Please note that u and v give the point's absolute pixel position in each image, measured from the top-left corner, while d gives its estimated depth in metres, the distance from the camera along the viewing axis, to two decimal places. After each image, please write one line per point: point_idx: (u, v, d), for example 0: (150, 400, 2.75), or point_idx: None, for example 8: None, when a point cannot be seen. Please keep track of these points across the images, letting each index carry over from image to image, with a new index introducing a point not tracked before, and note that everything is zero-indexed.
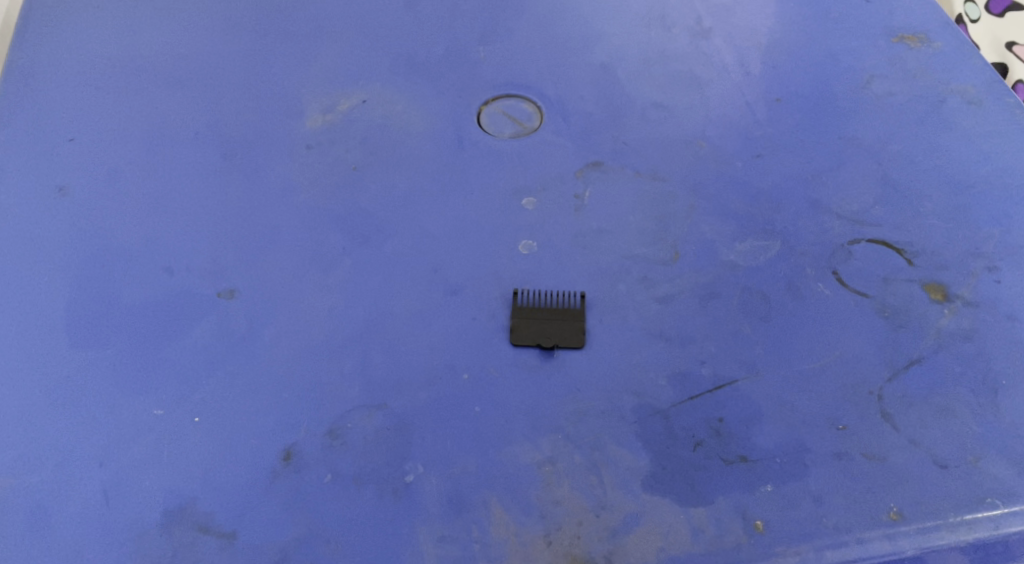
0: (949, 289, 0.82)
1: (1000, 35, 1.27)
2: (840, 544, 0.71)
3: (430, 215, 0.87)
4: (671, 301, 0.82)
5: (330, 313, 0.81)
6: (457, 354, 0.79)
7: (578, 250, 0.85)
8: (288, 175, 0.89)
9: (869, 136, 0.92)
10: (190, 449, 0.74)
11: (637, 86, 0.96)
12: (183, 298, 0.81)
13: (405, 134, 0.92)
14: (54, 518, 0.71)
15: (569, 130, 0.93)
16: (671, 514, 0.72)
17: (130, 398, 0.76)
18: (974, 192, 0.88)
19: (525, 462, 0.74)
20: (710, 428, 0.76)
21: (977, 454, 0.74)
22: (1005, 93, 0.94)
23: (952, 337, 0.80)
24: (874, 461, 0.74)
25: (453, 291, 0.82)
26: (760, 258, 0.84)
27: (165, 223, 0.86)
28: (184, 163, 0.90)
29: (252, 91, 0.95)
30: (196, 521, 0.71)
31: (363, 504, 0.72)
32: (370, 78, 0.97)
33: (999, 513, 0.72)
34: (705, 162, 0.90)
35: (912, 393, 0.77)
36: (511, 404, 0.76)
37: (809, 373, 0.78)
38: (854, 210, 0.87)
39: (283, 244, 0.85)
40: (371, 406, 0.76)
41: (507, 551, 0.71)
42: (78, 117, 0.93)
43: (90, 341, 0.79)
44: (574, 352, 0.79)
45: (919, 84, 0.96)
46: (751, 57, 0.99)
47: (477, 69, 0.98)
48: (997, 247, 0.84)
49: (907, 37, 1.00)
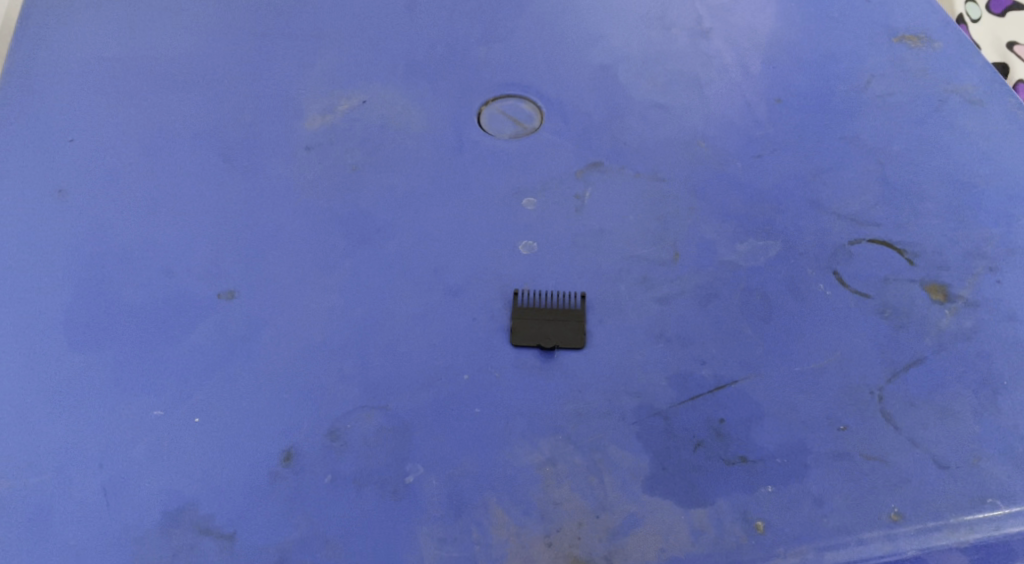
0: (949, 289, 0.82)
1: (1001, 35, 1.27)
2: (841, 545, 0.71)
3: (430, 216, 0.87)
4: (672, 301, 0.82)
5: (330, 314, 0.81)
6: (457, 355, 0.78)
7: (578, 250, 0.84)
8: (287, 176, 0.89)
9: (869, 136, 0.92)
10: (190, 451, 0.74)
11: (636, 86, 0.96)
12: (183, 298, 0.81)
13: (405, 134, 0.92)
14: (54, 519, 0.71)
15: (568, 130, 0.93)
16: (672, 515, 0.72)
17: (130, 398, 0.76)
18: (975, 191, 0.88)
19: (524, 463, 0.74)
20: (710, 429, 0.75)
21: (978, 454, 0.74)
22: (1005, 93, 0.94)
23: (953, 337, 0.79)
24: (875, 462, 0.74)
25: (453, 291, 0.82)
26: (760, 258, 0.84)
27: (165, 224, 0.86)
28: (183, 164, 0.90)
29: (251, 92, 0.95)
30: (196, 523, 0.71)
31: (362, 505, 0.72)
32: (369, 78, 0.97)
33: (1000, 513, 0.72)
34: (705, 163, 0.90)
35: (913, 393, 0.77)
36: (511, 404, 0.76)
37: (809, 373, 0.78)
38: (854, 210, 0.87)
39: (283, 245, 0.84)
40: (371, 407, 0.76)
41: (507, 553, 0.71)
42: (78, 117, 0.93)
43: (89, 343, 0.79)
44: (575, 353, 0.79)
45: (919, 84, 0.96)
46: (751, 57, 0.98)
47: (476, 69, 0.98)
48: (998, 247, 0.84)
49: (908, 37, 1.00)
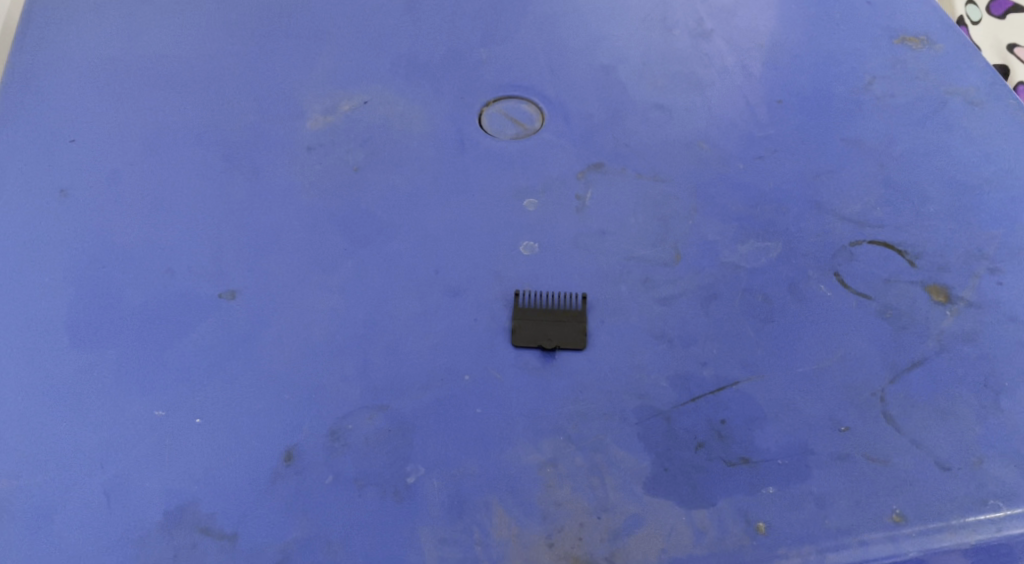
0: (950, 290, 0.82)
1: (1001, 37, 1.27)
2: (843, 546, 0.71)
3: (431, 216, 0.87)
4: (672, 302, 0.82)
5: (331, 314, 0.80)
6: (459, 356, 0.78)
7: (579, 251, 0.84)
8: (288, 176, 0.89)
9: (871, 138, 0.92)
10: (191, 452, 0.74)
11: (638, 87, 0.96)
12: (183, 298, 0.81)
13: (407, 135, 0.92)
14: (55, 519, 0.71)
15: (569, 130, 0.93)
16: (673, 516, 0.72)
17: (130, 399, 0.76)
18: (977, 193, 0.88)
19: (525, 464, 0.74)
20: (712, 430, 0.75)
21: (980, 455, 0.74)
22: (1007, 94, 0.95)
23: (954, 339, 0.79)
24: (876, 463, 0.74)
25: (454, 291, 0.82)
26: (762, 259, 0.84)
27: (165, 224, 0.85)
28: (184, 164, 0.89)
29: (251, 93, 0.95)
30: (196, 523, 0.71)
31: (363, 506, 0.72)
32: (371, 79, 0.97)
33: (1002, 514, 0.72)
34: (706, 164, 0.90)
35: (914, 394, 0.77)
36: (513, 405, 0.76)
37: (811, 374, 0.78)
38: (855, 211, 0.87)
39: (284, 246, 0.84)
40: (372, 407, 0.76)
41: (508, 553, 0.71)
42: (79, 117, 0.93)
43: (90, 342, 0.79)
44: (576, 353, 0.79)
45: (920, 85, 0.96)
46: (752, 59, 0.98)
47: (478, 70, 0.98)
48: (1000, 248, 0.84)
49: (909, 38, 1.00)
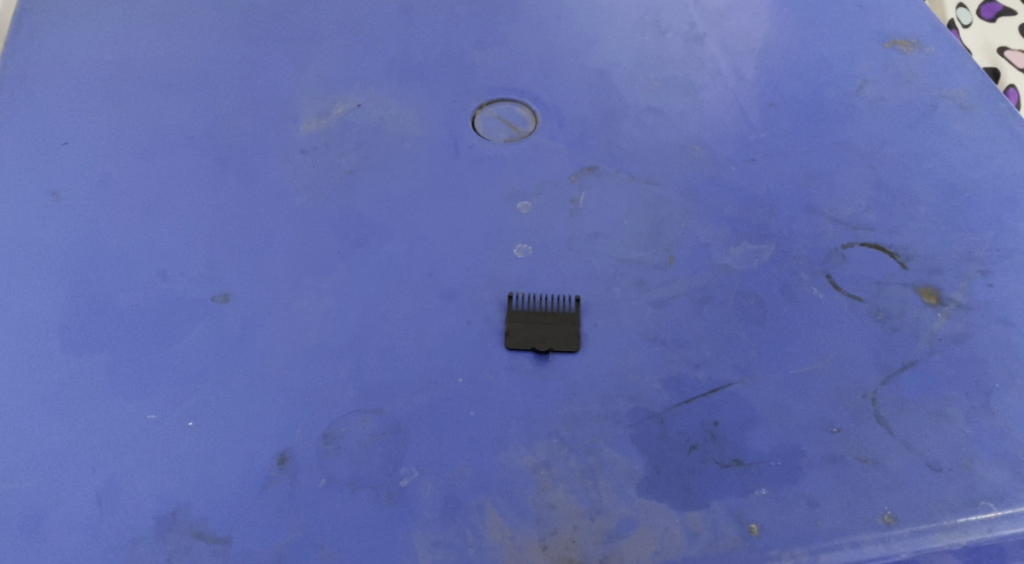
0: (941, 292, 0.83)
1: (992, 39, 1.28)
2: (835, 548, 0.71)
3: (425, 219, 0.87)
4: (666, 305, 0.82)
5: (325, 317, 0.80)
6: (453, 359, 0.78)
7: (573, 254, 0.85)
8: (282, 179, 0.89)
9: (863, 141, 0.92)
10: (185, 455, 0.74)
11: (631, 91, 0.96)
12: (178, 302, 0.81)
13: (400, 139, 0.92)
14: (46, 523, 0.71)
15: (562, 133, 0.93)
16: (666, 518, 0.72)
17: (125, 403, 0.76)
18: (968, 196, 0.88)
19: (519, 467, 0.74)
20: (705, 432, 0.76)
21: (971, 457, 0.74)
22: (996, 98, 0.95)
23: (946, 341, 0.80)
24: (868, 464, 0.74)
25: (449, 294, 0.82)
26: (754, 262, 0.84)
27: (160, 227, 0.85)
28: (179, 167, 0.89)
29: (243, 96, 0.95)
30: (190, 527, 0.71)
31: (356, 510, 0.72)
32: (365, 82, 0.97)
33: (993, 515, 0.72)
34: (699, 167, 0.90)
35: (906, 396, 0.77)
36: (507, 407, 0.76)
37: (802, 376, 0.78)
38: (848, 214, 0.87)
39: (278, 249, 0.84)
40: (365, 411, 0.76)
41: (503, 556, 0.71)
42: (73, 121, 0.92)
43: (83, 346, 0.78)
44: (569, 357, 0.79)
45: (911, 88, 0.96)
46: (745, 62, 0.99)
47: (471, 73, 0.98)
48: (991, 251, 0.85)
49: (900, 42, 1.01)
